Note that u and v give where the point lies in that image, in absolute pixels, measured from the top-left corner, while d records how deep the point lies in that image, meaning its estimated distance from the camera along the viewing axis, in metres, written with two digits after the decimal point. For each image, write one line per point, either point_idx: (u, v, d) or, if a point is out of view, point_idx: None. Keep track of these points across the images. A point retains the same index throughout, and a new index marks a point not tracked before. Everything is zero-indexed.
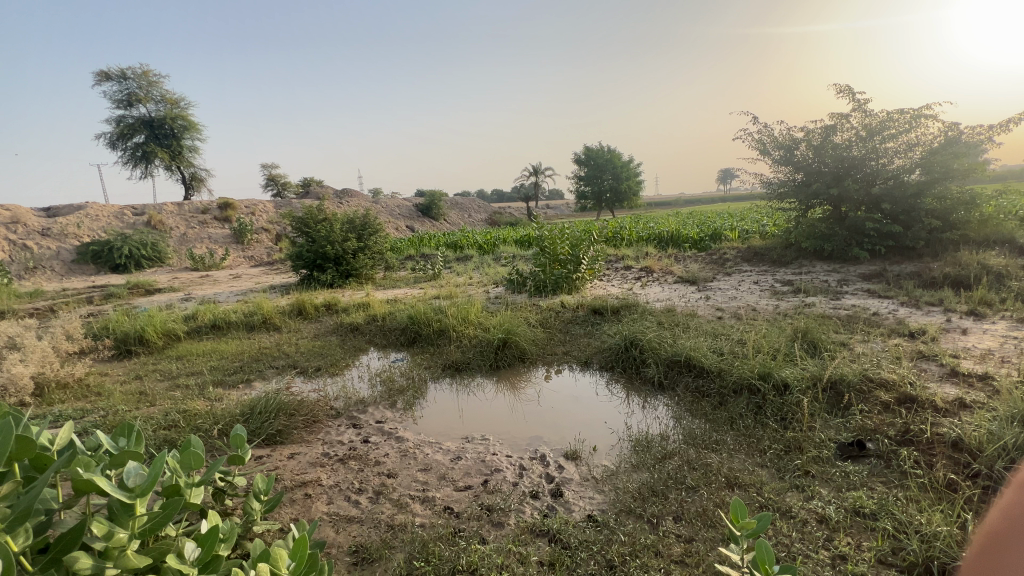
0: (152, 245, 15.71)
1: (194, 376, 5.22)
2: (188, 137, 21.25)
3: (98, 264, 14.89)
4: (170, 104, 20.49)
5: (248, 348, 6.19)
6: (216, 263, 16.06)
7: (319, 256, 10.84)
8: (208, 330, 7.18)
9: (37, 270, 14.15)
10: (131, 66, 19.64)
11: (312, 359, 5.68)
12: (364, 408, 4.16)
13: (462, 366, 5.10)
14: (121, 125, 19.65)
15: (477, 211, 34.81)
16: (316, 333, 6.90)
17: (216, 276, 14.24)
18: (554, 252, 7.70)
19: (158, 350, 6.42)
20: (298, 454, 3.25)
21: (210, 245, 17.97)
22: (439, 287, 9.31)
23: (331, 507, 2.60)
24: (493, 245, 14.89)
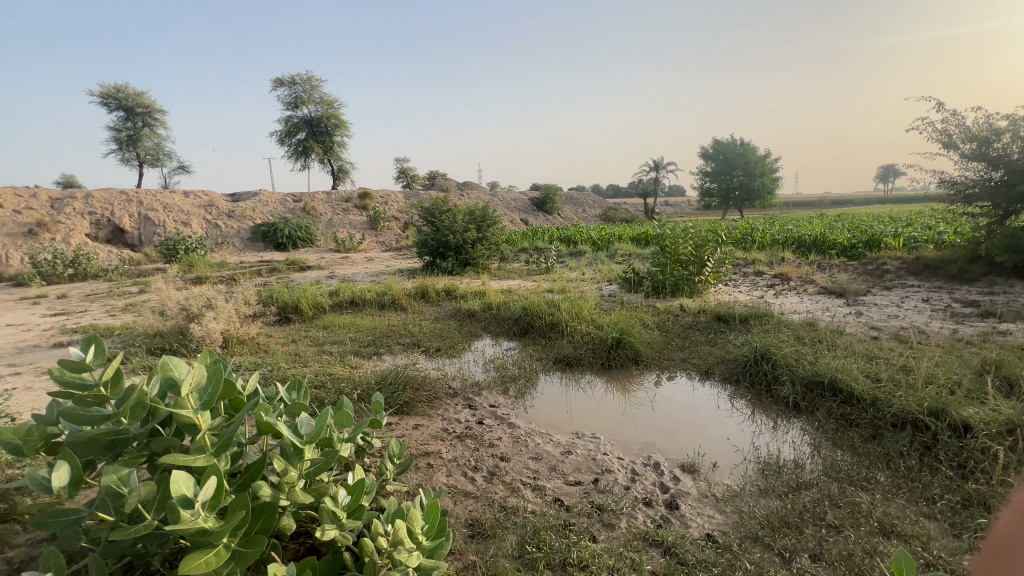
0: (306, 228, 18.18)
1: (335, 345, 5.95)
2: (339, 134, 24.08)
3: (266, 242, 17.66)
4: (326, 105, 23.41)
5: (380, 324, 6.88)
6: (354, 246, 18.06)
7: (442, 245, 11.60)
8: (347, 305, 8.12)
9: (223, 244, 17.22)
10: (299, 73, 22.79)
11: (433, 340, 6.12)
12: (479, 391, 4.37)
13: (573, 361, 5.10)
14: (289, 124, 22.96)
15: (592, 207, 34.37)
16: (437, 316, 7.42)
17: (353, 258, 16.02)
18: (675, 252, 7.28)
19: (308, 319, 7.42)
20: (421, 426, 3.54)
21: (350, 230, 20.26)
22: (552, 281, 9.39)
23: (450, 479, 2.78)
24: (608, 241, 14.61)
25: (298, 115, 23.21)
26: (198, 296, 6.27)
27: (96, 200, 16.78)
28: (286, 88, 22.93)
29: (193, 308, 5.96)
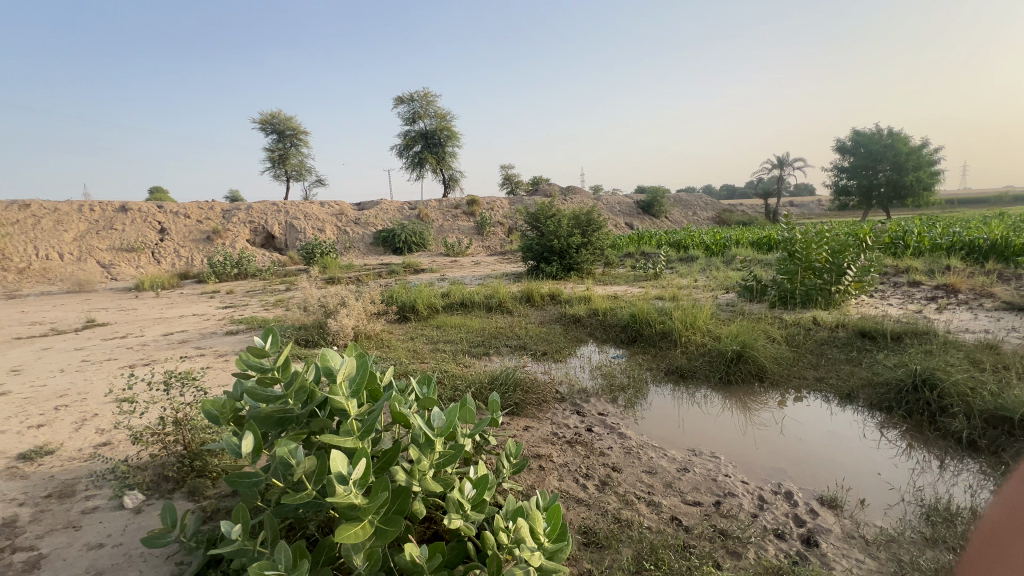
0: (420, 234, 19.59)
1: (448, 344, 6.31)
2: (451, 145, 25.58)
3: (386, 246, 19.37)
4: (440, 118, 25.03)
5: (488, 326, 7.15)
6: (462, 250, 19.03)
7: (547, 249, 11.72)
8: (458, 306, 8.57)
9: (351, 248, 19.23)
10: (417, 90, 24.68)
11: (539, 344, 6.21)
12: (587, 398, 4.34)
13: (687, 374, 4.82)
14: (408, 138, 24.96)
15: (703, 209, 32.27)
16: (542, 320, 7.51)
17: (462, 262, 16.89)
18: (806, 258, 6.54)
19: (423, 318, 7.97)
20: (531, 428, 3.61)
21: (459, 235, 21.38)
22: (661, 288, 9.00)
23: (562, 484, 2.79)
24: (723, 246, 13.60)
25: (415, 129, 25.11)
26: (334, 294, 7.07)
27: (255, 210, 19.76)
28: (405, 105, 24.93)
29: (330, 305, 6.73)
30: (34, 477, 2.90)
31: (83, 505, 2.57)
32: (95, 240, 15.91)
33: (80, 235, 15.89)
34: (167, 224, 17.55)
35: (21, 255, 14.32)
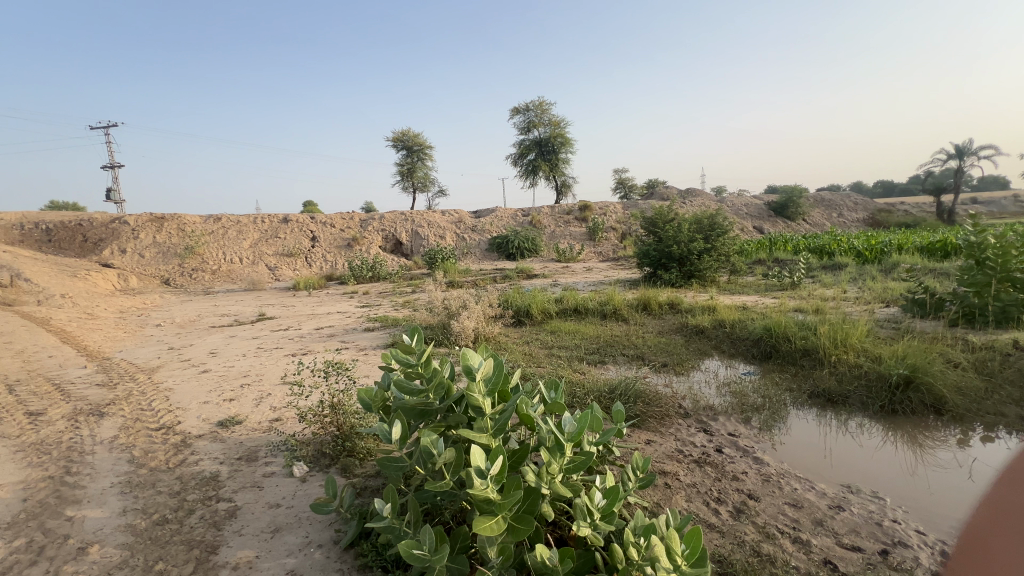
0: (532, 240, 20.05)
1: (562, 349, 6.34)
2: (564, 151, 25.74)
3: (500, 252, 20.11)
4: (554, 126, 25.35)
5: (603, 334, 7.03)
6: (574, 256, 19.01)
7: (665, 256, 11.15)
8: (571, 312, 8.55)
9: (468, 254, 20.33)
10: (533, 100, 25.31)
11: (658, 354, 5.93)
12: (715, 416, 4.02)
13: (837, 399, 4.23)
14: (523, 147, 25.70)
15: (852, 210, 28.14)
16: (661, 330, 7.16)
17: (574, 267, 16.85)
18: (1003, 268, 5.35)
19: (537, 323, 8.11)
20: (654, 442, 3.46)
21: (571, 241, 21.38)
22: (799, 299, 8.02)
23: (690, 506, 2.63)
24: (880, 252, 11.69)
25: (530, 138, 25.76)
26: (456, 297, 7.52)
27: (387, 219, 21.89)
28: (521, 115, 25.69)
29: (453, 307, 7.17)
30: (229, 442, 3.54)
31: (264, 469, 3.06)
32: (265, 247, 18.96)
33: (254, 243, 19.06)
34: (317, 233, 20.25)
35: (214, 259, 17.63)
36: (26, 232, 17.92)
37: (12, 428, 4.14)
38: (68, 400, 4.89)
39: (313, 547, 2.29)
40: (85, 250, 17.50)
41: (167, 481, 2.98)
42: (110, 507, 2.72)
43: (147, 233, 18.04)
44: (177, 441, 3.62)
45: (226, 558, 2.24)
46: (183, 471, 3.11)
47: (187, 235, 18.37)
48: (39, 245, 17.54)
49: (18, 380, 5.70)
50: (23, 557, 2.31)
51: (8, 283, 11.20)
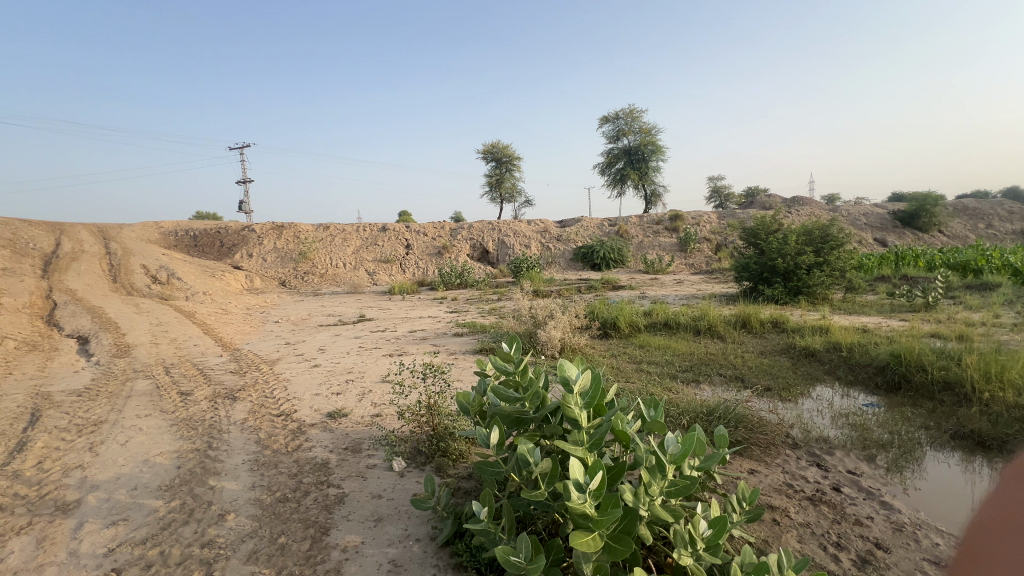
0: (619, 250, 19.64)
1: (652, 365, 6.08)
2: (655, 159, 24.89)
3: (585, 262, 19.93)
4: (645, 133, 24.67)
5: (697, 350, 6.64)
6: (663, 268, 18.27)
7: (767, 269, 10.30)
8: (662, 327, 8.18)
9: (553, 263, 20.37)
10: (623, 108, 24.84)
11: (760, 377, 5.47)
12: (831, 450, 3.61)
13: (990, 444, 3.62)
14: (611, 155, 25.29)
15: (1005, 219, 23.94)
16: (763, 349, 6.61)
17: (663, 280, 16.18)
18: None
19: (625, 336, 7.87)
20: (759, 473, 3.19)
21: (660, 252, 20.57)
22: (935, 323, 6.98)
23: (804, 547, 2.41)
24: None
25: (619, 147, 25.28)
26: (543, 306, 7.56)
27: (475, 228, 22.66)
28: (610, 123, 25.33)
29: (540, 316, 7.21)
30: (337, 432, 3.87)
31: (367, 461, 3.30)
32: (366, 253, 20.54)
33: (357, 249, 20.74)
34: (412, 241, 21.52)
35: (322, 263, 19.46)
36: (178, 237, 21.14)
37: (167, 405, 4.88)
38: (208, 383, 5.66)
39: (411, 540, 2.42)
40: (221, 253, 20.19)
41: (286, 463, 3.32)
42: (242, 481, 3.09)
43: (269, 239, 20.41)
44: (295, 428, 4.03)
45: (336, 540, 2.44)
46: (299, 456, 3.45)
47: (301, 242, 20.48)
48: (187, 249, 20.59)
49: (171, 364, 6.70)
50: (178, 516, 2.71)
51: (164, 281, 13.27)
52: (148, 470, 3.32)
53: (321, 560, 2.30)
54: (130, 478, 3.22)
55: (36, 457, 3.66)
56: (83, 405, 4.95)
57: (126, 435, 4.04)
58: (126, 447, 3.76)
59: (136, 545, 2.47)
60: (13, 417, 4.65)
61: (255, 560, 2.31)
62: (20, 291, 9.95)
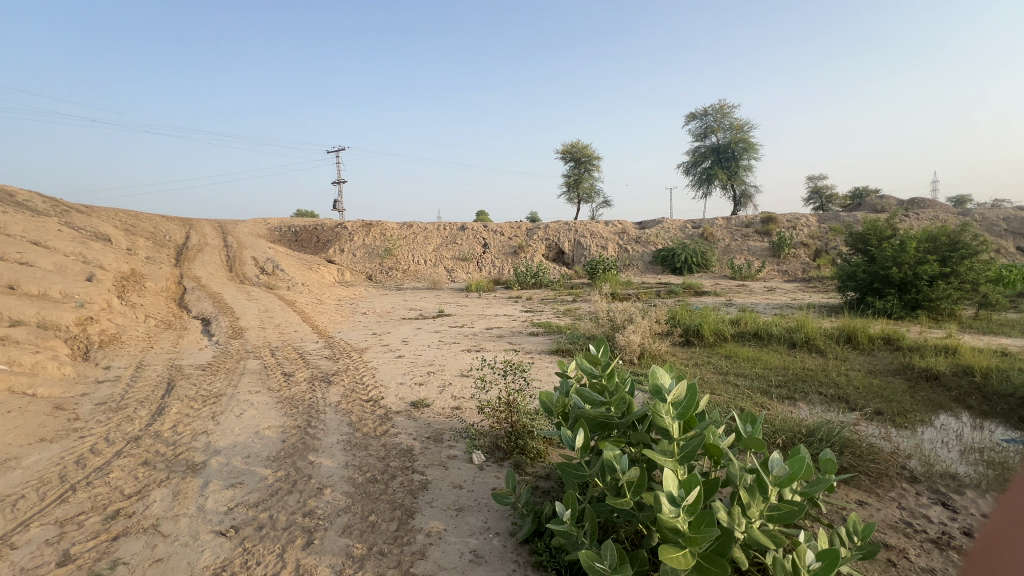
0: (702, 254, 18.67)
1: (740, 377, 5.67)
2: (747, 157, 23.23)
3: (664, 266, 19.19)
4: (736, 130, 23.20)
5: (792, 365, 6.11)
6: (751, 275, 17.09)
7: (878, 279, 9.20)
8: (751, 337, 7.61)
9: (630, 266, 19.79)
10: (713, 104, 23.52)
11: (869, 399, 4.90)
12: (961, 489, 3.15)
13: None
14: (697, 154, 24.04)
15: None
16: (872, 368, 5.92)
17: (751, 287, 15.09)
18: None
19: (708, 344, 7.43)
20: (869, 505, 2.87)
21: (749, 257, 19.21)
22: None
23: None
24: None
25: (707, 144, 23.91)
26: (621, 309, 7.35)
27: (552, 228, 22.62)
28: (698, 120, 24.09)
29: (618, 320, 7.02)
30: (420, 421, 4.05)
31: (448, 451, 3.42)
32: (445, 251, 21.32)
33: (437, 247, 21.59)
34: (489, 240, 21.98)
35: (405, 260, 20.50)
36: (282, 233, 23.36)
37: (273, 384, 5.41)
38: (306, 367, 6.19)
39: (491, 533, 2.47)
40: (317, 248, 21.98)
41: (375, 446, 3.55)
42: (336, 459, 3.34)
43: (359, 236, 21.88)
44: (382, 414, 4.28)
45: (421, 524, 2.55)
46: (386, 440, 3.66)
47: (387, 239, 21.73)
48: (290, 244, 22.70)
49: (276, 347, 7.42)
50: (283, 486, 2.99)
51: (270, 272, 14.72)
52: (259, 441, 3.70)
53: (407, 541, 2.42)
54: (244, 446, 3.62)
55: (171, 421, 4.23)
56: (206, 379, 5.63)
57: (241, 408, 4.54)
58: (241, 419, 4.22)
59: (250, 507, 2.76)
60: (154, 385, 5.42)
61: (349, 534, 2.48)
62: (159, 276, 11.55)
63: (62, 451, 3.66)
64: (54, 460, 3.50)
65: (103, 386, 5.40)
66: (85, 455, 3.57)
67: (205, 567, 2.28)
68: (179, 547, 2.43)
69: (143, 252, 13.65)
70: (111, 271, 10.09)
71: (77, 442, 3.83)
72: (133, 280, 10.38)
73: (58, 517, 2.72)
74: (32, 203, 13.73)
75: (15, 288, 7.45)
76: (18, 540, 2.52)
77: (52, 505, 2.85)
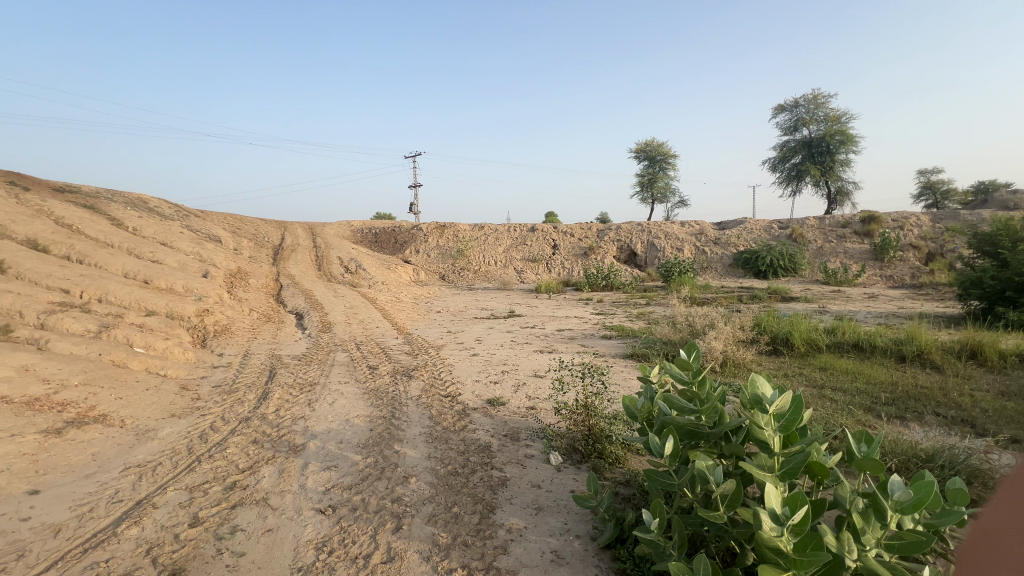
0: (790, 257, 17.29)
1: (838, 392, 5.17)
2: (844, 151, 21.14)
3: (746, 269, 18.05)
4: (832, 121, 21.22)
5: (902, 381, 5.46)
6: (848, 280, 15.57)
7: (1012, 287, 7.97)
8: (850, 348, 6.93)
9: (708, 269, 18.81)
10: (805, 94, 21.69)
11: (1003, 425, 4.26)
12: None
13: None
14: (785, 149, 22.29)
15: None
16: (1007, 390, 5.13)
17: (848, 293, 13.73)
18: None
19: (800, 355, 6.86)
20: None
21: (845, 261, 17.51)
22: None
23: None
24: None
25: (797, 138, 22.09)
26: (701, 314, 6.99)
27: (623, 229, 22.07)
28: (787, 113, 22.34)
29: (697, 325, 6.70)
30: (496, 419, 4.13)
31: (526, 451, 3.45)
32: (515, 252, 21.57)
33: (507, 248, 21.88)
34: (559, 241, 21.93)
35: (476, 261, 21.01)
36: (364, 234, 24.87)
37: (360, 375, 5.78)
38: (388, 361, 6.56)
39: (572, 536, 2.46)
40: (394, 248, 23.16)
41: (455, 440, 3.67)
42: (419, 451, 3.50)
43: (434, 237, 22.74)
44: (460, 409, 4.42)
45: (502, 520, 2.60)
46: (465, 435, 3.78)
47: (460, 240, 22.38)
48: (370, 244, 24.15)
49: (360, 341, 7.92)
50: (373, 472, 3.19)
51: (354, 271, 15.73)
52: (349, 429, 3.98)
53: (489, 535, 2.48)
54: (337, 432, 3.91)
55: (275, 406, 4.67)
56: (302, 368, 6.15)
57: (332, 397, 4.90)
58: (333, 407, 4.56)
59: (344, 490, 2.97)
60: (258, 372, 6.02)
61: (434, 523, 2.59)
62: (261, 274, 12.79)
63: (189, 426, 4.18)
64: (183, 434, 4.00)
65: (217, 371, 6.08)
66: (206, 431, 4.04)
67: (309, 541, 2.49)
68: (286, 520, 2.68)
69: (247, 252, 15.18)
70: (222, 269, 11.33)
71: (199, 419, 4.34)
72: (240, 277, 11.58)
73: (189, 483, 3.11)
74: (161, 208, 15.77)
75: (149, 282, 8.60)
76: (158, 501, 2.91)
77: (183, 473, 3.26)
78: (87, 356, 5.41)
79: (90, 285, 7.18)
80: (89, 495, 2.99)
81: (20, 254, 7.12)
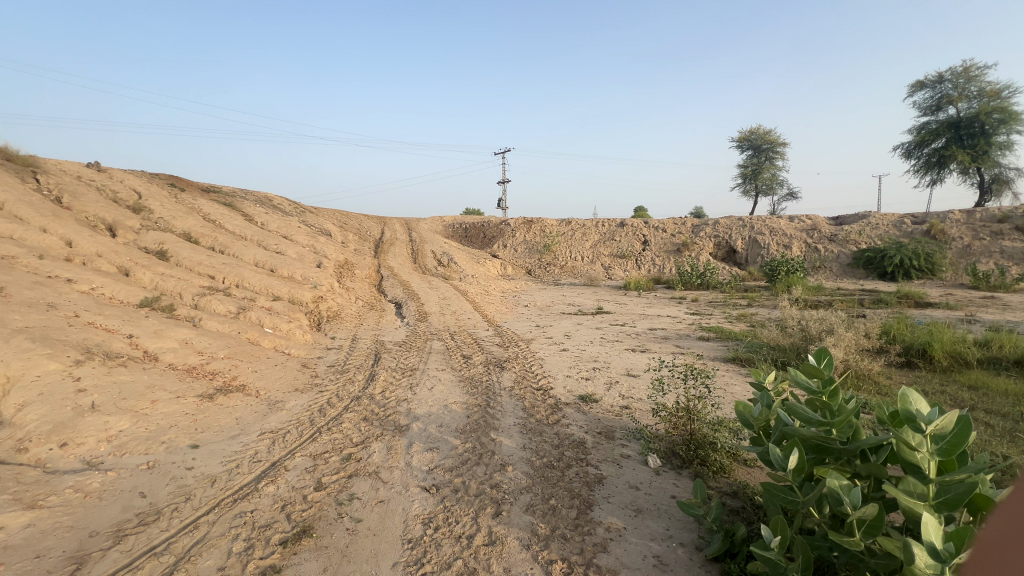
0: (926, 257, 15.01)
1: (995, 416, 4.38)
2: (1005, 131, 17.73)
3: (868, 269, 16.03)
4: (989, 97, 17.88)
5: None
6: (1004, 285, 13.16)
7: None
8: (1010, 366, 5.85)
9: (821, 268, 16.97)
10: (952, 67, 18.56)
11: None
12: None
13: None
14: (923, 132, 19.29)
15: None
16: None
17: (1005, 300, 11.58)
18: None
19: (939, 369, 5.93)
20: None
21: (1001, 262, 14.79)
22: None
23: None
24: None
25: (940, 120, 19.01)
26: (817, 318, 6.30)
27: (722, 225, 20.61)
28: (927, 90, 19.30)
29: (812, 330, 6.06)
30: (590, 416, 4.09)
31: (622, 450, 3.38)
32: (603, 248, 21.14)
33: (595, 243, 21.49)
34: (650, 237, 21.10)
35: (563, 256, 20.94)
36: (455, 229, 25.88)
37: (455, 364, 6.05)
38: (481, 351, 6.77)
39: (675, 543, 2.37)
40: (483, 243, 23.85)
41: (549, 433, 3.70)
42: (515, 440, 3.58)
43: (522, 232, 23.01)
44: (553, 403, 4.45)
45: (600, 518, 2.57)
46: (559, 429, 3.79)
47: (547, 236, 22.41)
48: (461, 239, 25.10)
49: (453, 332, 8.28)
50: (472, 457, 3.32)
51: (446, 265, 16.47)
52: (448, 413, 4.19)
53: (588, 531, 2.46)
54: (437, 416, 4.13)
55: (381, 387, 5.05)
56: (403, 354, 6.59)
57: (432, 383, 5.19)
58: (433, 392, 4.82)
59: (446, 471, 3.13)
60: (366, 355, 6.55)
61: (533, 512, 2.64)
62: (364, 266, 13.86)
63: (311, 400, 4.68)
64: (306, 407, 4.48)
65: (331, 353, 6.71)
66: (324, 407, 4.47)
67: (417, 515, 2.66)
68: (396, 494, 2.89)
69: (353, 245, 16.54)
70: (333, 260, 12.48)
71: (318, 394, 4.83)
72: (347, 268, 12.67)
73: (313, 451, 3.49)
74: (283, 206, 17.70)
75: (274, 270, 9.73)
76: (289, 464, 3.29)
77: (308, 442, 3.65)
78: (230, 333, 6.26)
79: (230, 272, 8.28)
80: (235, 453, 3.47)
81: (179, 245, 8.40)
